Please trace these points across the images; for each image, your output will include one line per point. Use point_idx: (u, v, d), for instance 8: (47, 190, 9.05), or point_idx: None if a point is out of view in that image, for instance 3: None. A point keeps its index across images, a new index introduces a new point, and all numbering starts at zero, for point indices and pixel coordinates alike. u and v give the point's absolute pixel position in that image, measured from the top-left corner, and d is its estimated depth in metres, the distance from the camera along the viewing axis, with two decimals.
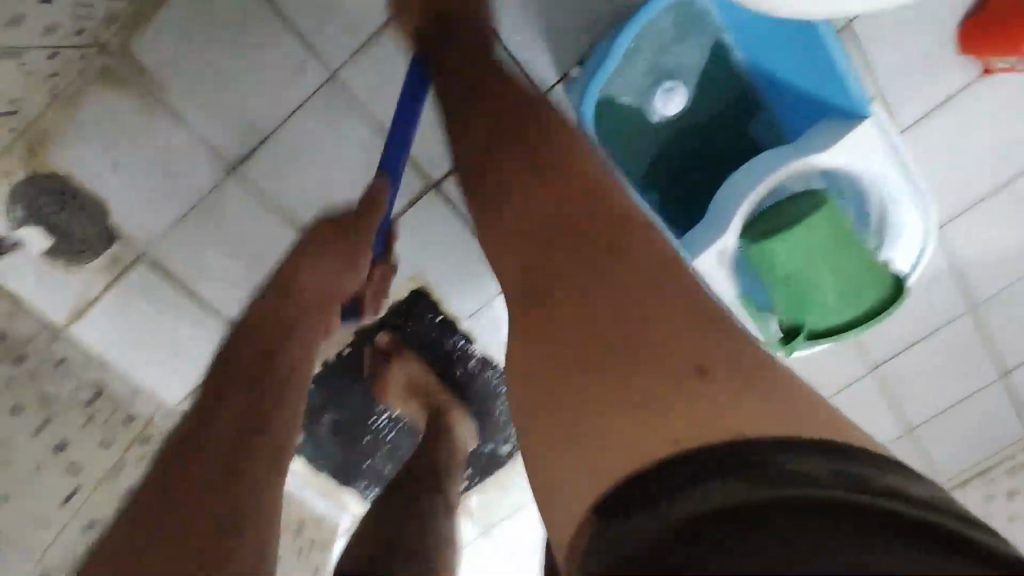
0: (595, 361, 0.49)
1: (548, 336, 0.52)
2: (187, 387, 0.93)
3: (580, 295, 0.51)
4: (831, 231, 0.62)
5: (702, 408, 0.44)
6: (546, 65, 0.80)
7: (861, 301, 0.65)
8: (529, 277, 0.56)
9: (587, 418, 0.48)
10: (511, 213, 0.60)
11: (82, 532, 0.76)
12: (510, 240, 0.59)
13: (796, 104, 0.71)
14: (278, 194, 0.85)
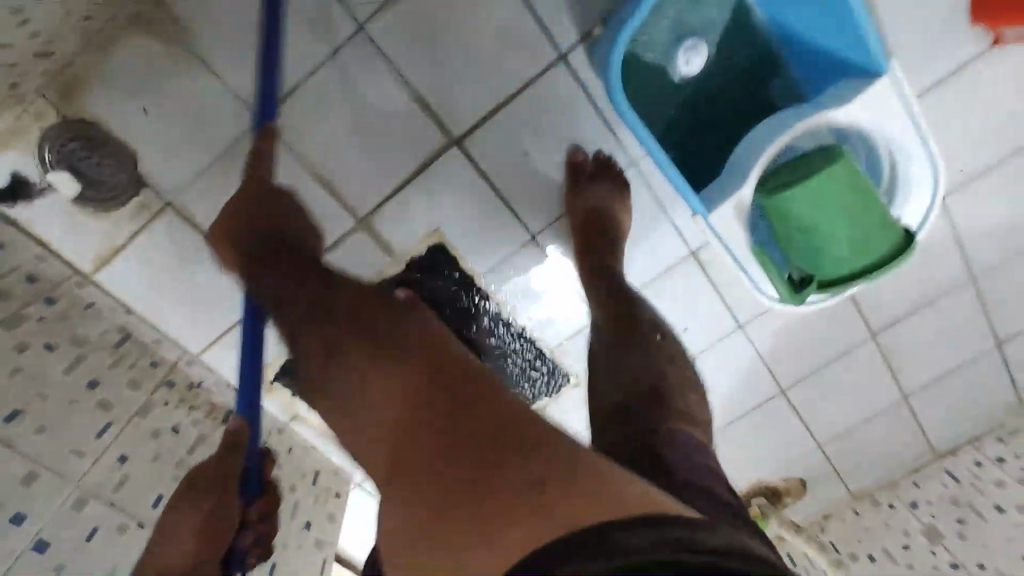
0: (471, 492, 0.55)
1: (453, 487, 0.56)
2: (209, 336, 0.96)
3: (451, 495, 0.56)
4: (847, 182, 0.64)
5: (551, 512, 0.51)
6: (569, 23, 0.81)
7: (872, 253, 0.67)
8: (404, 523, 0.58)
9: (475, 531, 0.53)
10: (404, 467, 0.60)
11: (116, 465, 0.77)
12: (376, 442, 0.65)
13: (817, 62, 0.72)
14: (302, 146, 0.86)
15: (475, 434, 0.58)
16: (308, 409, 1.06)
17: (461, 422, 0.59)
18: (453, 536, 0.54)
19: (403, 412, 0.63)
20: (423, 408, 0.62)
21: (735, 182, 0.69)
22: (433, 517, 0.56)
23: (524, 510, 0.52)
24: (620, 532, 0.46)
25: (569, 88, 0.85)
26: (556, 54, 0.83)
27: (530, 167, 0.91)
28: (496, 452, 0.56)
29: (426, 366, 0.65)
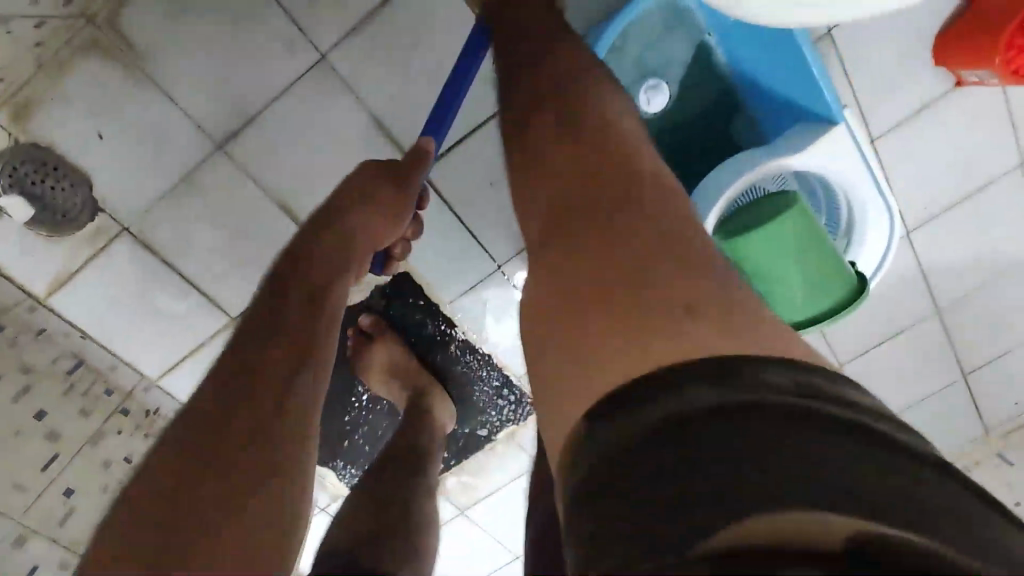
0: (640, 392, 0.52)
1: (629, 271, 0.44)
2: (167, 361, 0.94)
3: (601, 381, 0.54)
4: (797, 228, 0.64)
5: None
6: None
7: (825, 299, 0.67)
8: (553, 415, 0.61)
9: (608, 334, 0.42)
10: (566, 252, 0.49)
11: (62, 498, 0.77)
12: (536, 221, 0.56)
13: (776, 107, 0.72)
14: (264, 173, 0.85)
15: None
16: None
17: (618, 305, 0.64)
18: (596, 297, 0.45)
19: (596, 282, 0.70)
20: (596, 284, 0.70)
21: None
22: (584, 396, 0.57)
23: (686, 385, 0.46)
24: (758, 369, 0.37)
25: None
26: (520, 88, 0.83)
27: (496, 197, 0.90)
28: (648, 281, 0.44)
29: (605, 259, 0.46)
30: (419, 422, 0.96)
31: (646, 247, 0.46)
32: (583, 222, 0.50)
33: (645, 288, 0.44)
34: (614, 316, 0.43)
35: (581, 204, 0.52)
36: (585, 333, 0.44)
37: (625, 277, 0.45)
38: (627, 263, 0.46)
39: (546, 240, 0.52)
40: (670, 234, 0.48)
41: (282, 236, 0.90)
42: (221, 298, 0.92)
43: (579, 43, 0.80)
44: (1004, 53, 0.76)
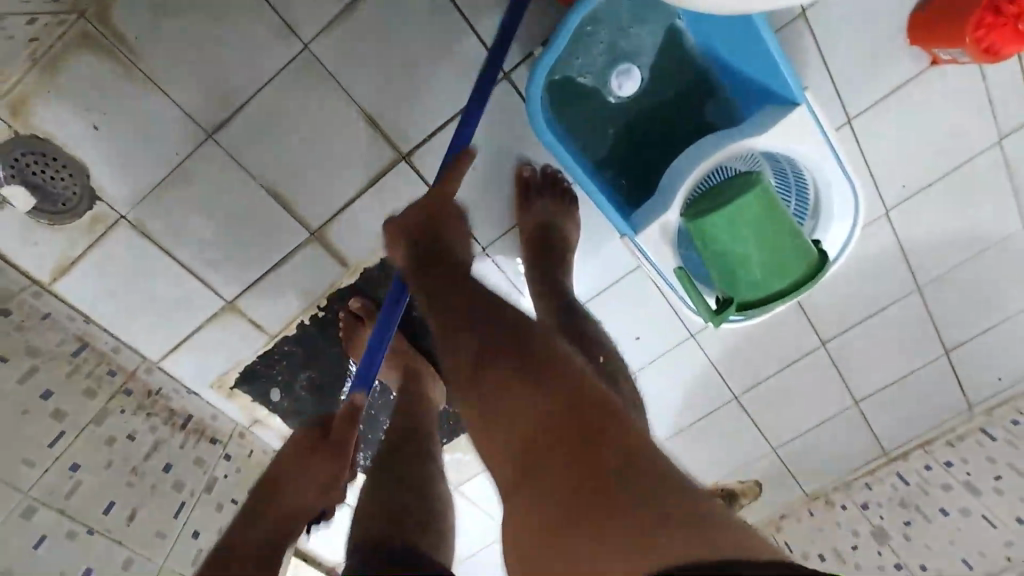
0: (607, 520, 0.59)
1: (579, 500, 0.61)
2: (167, 343, 0.99)
3: (580, 461, 0.62)
4: (761, 210, 0.65)
5: (679, 541, 0.56)
6: (510, 43, 0.83)
7: (787, 277, 0.69)
8: (530, 547, 0.64)
9: (574, 531, 0.60)
10: (532, 484, 0.64)
11: (67, 474, 0.79)
12: (494, 446, 0.69)
13: (743, 89, 0.74)
14: (253, 161, 0.88)
15: (621, 476, 0.61)
16: (270, 413, 1.10)
17: (586, 469, 0.62)
18: (569, 547, 0.60)
19: (552, 419, 0.65)
20: (562, 445, 0.64)
21: (660, 204, 0.71)
22: (551, 525, 0.62)
23: (637, 542, 0.57)
24: (763, 574, 0.50)
25: (513, 107, 0.87)
26: (499, 74, 0.84)
27: (479, 181, 0.93)
28: (593, 477, 0.61)
29: (571, 437, 0.64)
30: (411, 402, 0.98)
31: (604, 488, 0.60)
32: (548, 453, 0.64)
33: (583, 466, 0.62)
34: (551, 489, 0.63)
35: (541, 428, 0.65)
36: (559, 524, 0.61)
37: (607, 507, 0.59)
38: (585, 486, 0.61)
39: (508, 468, 0.68)
40: (591, 435, 0.64)
41: (273, 223, 0.93)
42: (216, 283, 0.96)
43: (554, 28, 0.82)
44: (973, 31, 0.77)
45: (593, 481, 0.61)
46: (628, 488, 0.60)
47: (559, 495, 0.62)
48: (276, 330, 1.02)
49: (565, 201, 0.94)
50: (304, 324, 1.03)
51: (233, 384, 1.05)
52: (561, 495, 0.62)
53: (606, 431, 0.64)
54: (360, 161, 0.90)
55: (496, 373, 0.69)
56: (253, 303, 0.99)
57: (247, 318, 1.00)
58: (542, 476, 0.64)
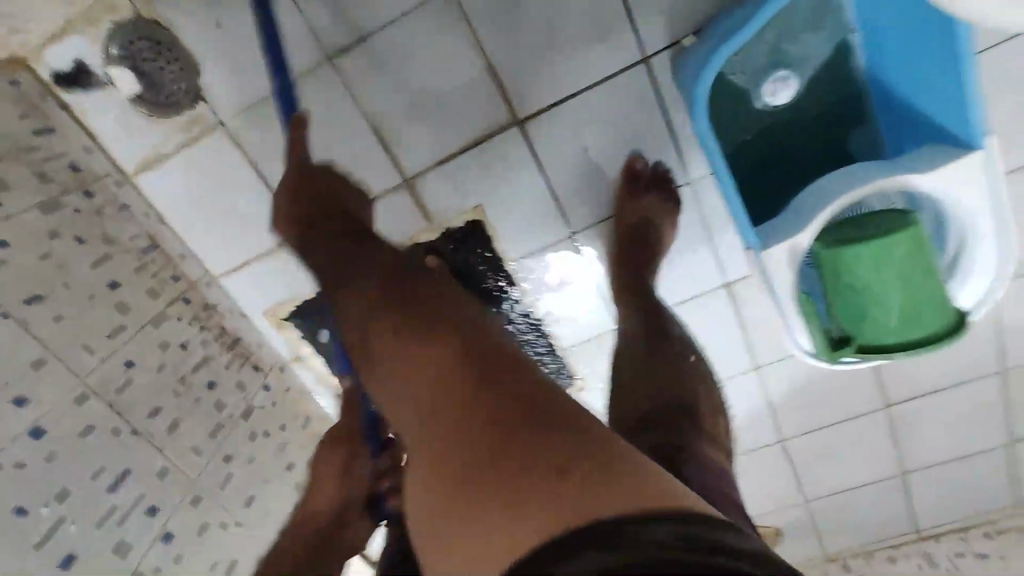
0: (501, 450, 0.53)
1: (491, 445, 0.54)
2: (234, 260, 0.97)
3: (487, 416, 0.56)
4: (904, 252, 0.61)
5: (569, 494, 0.48)
6: (660, 26, 0.78)
7: (918, 327, 0.64)
8: (446, 465, 0.56)
9: (484, 495, 0.52)
10: (432, 442, 0.58)
11: (121, 369, 0.76)
12: (405, 421, 0.63)
13: (911, 121, 0.68)
14: (363, 94, 0.84)
15: (513, 416, 0.55)
16: (314, 352, 1.07)
17: (481, 393, 0.57)
18: (471, 501, 0.53)
19: (467, 368, 0.59)
20: (451, 395, 0.59)
21: (797, 223, 0.66)
22: (455, 473, 0.55)
23: (517, 513, 0.49)
24: (640, 529, 0.44)
25: (643, 94, 0.83)
26: (638, 56, 0.80)
27: (588, 161, 0.89)
28: (495, 412, 0.56)
29: (457, 371, 0.60)
30: None
31: (500, 428, 0.54)
32: (458, 412, 0.58)
33: (490, 404, 0.56)
34: (452, 418, 0.58)
35: (457, 365, 0.60)
36: (474, 486, 0.53)
37: (506, 440, 0.53)
38: (477, 427, 0.56)
39: (423, 458, 0.59)
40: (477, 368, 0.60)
41: (366, 161, 0.89)
42: None
43: (710, 20, 0.77)
44: None
45: (481, 399, 0.57)
46: (541, 426, 0.54)
47: (451, 428, 0.57)
48: None
49: (670, 202, 0.89)
50: None
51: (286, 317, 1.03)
52: (452, 426, 0.57)
53: (509, 375, 0.59)
54: (471, 116, 0.86)
55: (408, 330, 0.65)
56: None
57: None
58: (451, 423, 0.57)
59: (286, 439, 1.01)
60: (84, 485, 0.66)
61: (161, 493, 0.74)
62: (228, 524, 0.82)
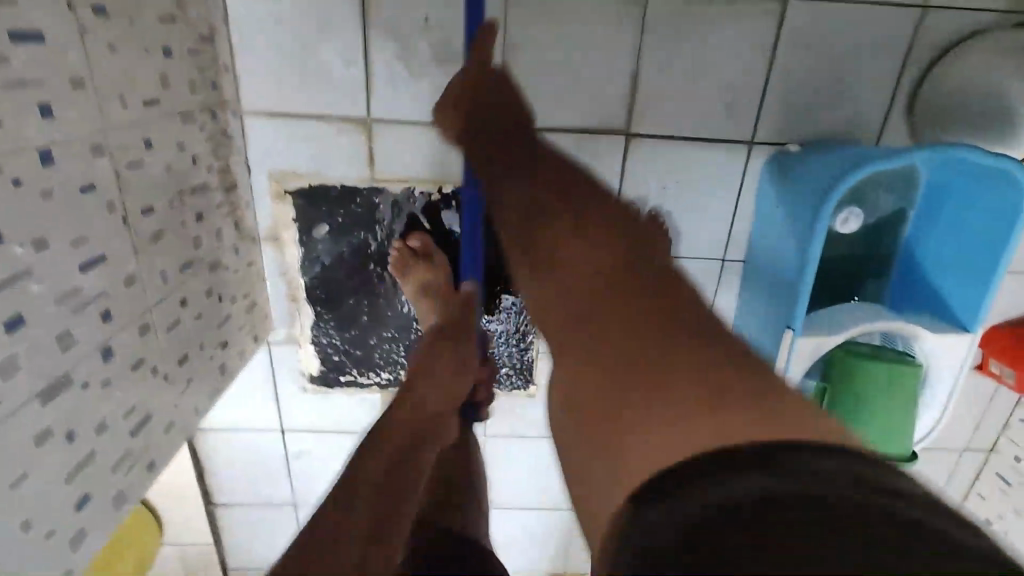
0: (650, 397, 0.53)
1: (650, 369, 0.54)
2: (277, 105, 0.86)
3: (611, 332, 0.59)
4: (887, 374, 0.76)
5: (728, 415, 0.48)
6: (775, 125, 0.90)
7: (889, 442, 0.78)
8: (589, 400, 0.59)
9: (627, 399, 0.54)
10: (590, 349, 0.61)
11: (140, 145, 0.62)
12: (566, 335, 0.65)
13: (920, 291, 0.85)
14: (511, 28, 0.83)
15: (678, 362, 0.54)
16: (295, 241, 0.95)
17: (621, 295, 0.61)
18: (621, 423, 0.54)
19: (611, 286, 0.62)
20: (616, 288, 0.62)
21: (830, 328, 0.79)
22: (613, 420, 0.55)
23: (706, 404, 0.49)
24: (797, 458, 0.42)
25: (731, 169, 0.93)
26: (747, 137, 0.90)
27: (659, 198, 0.95)
28: (645, 329, 0.57)
29: (635, 303, 0.60)
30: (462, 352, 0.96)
31: (664, 355, 0.54)
32: (612, 347, 0.59)
33: (653, 338, 0.56)
34: (595, 308, 0.62)
35: (644, 300, 0.60)
36: (623, 406, 0.54)
37: (663, 356, 0.55)
38: (627, 348, 0.57)
39: (568, 366, 0.63)
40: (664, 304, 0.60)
41: None
42: (376, 91, 0.86)
43: (812, 142, 0.90)
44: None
45: (648, 330, 0.57)
46: (672, 342, 0.55)
47: (591, 343, 0.61)
48: (378, 175, 0.92)
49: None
50: (412, 191, 0.93)
51: (290, 191, 0.92)
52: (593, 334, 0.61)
53: (636, 292, 0.61)
54: (592, 105, 0.88)
55: (565, 235, 0.68)
56: (386, 138, 0.89)
57: (367, 145, 0.89)
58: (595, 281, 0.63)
59: (231, 314, 0.86)
60: (62, 247, 0.51)
61: (121, 301, 0.60)
62: (159, 372, 0.68)
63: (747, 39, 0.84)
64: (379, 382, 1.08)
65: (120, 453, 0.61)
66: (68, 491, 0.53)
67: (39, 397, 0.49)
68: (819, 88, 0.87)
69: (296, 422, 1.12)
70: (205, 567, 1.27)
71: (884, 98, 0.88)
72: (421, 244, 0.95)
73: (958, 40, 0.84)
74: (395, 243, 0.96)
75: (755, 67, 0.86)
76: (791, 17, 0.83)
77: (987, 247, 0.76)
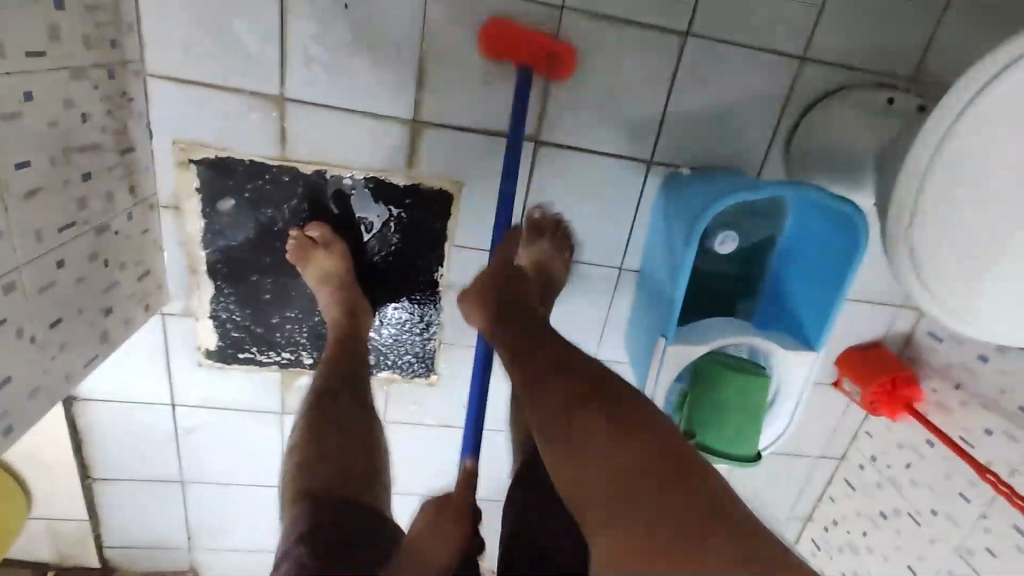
0: (677, 539, 0.60)
1: (679, 521, 0.61)
2: (184, 72, 0.84)
3: (643, 478, 0.64)
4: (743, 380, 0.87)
5: (761, 568, 0.59)
6: (671, 148, 0.97)
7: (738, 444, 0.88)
8: (609, 555, 0.63)
9: (659, 559, 0.60)
10: (614, 516, 0.64)
11: (18, 99, 0.60)
12: (579, 491, 0.68)
13: (782, 310, 0.95)
14: (432, 27, 0.85)
15: (700, 514, 0.62)
16: (198, 212, 0.93)
17: (641, 454, 0.66)
18: (659, 568, 0.60)
19: (632, 443, 0.67)
20: (608, 420, 0.68)
21: (699, 337, 0.87)
22: (631, 562, 0.61)
23: (677, 559, 0.60)
24: None
25: (631, 184, 1.00)
26: (646, 156, 0.98)
27: (564, 205, 1.01)
28: (672, 484, 0.64)
29: (641, 456, 0.66)
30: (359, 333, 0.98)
31: (686, 513, 0.62)
32: (650, 507, 0.62)
33: (681, 502, 0.63)
34: (611, 452, 0.66)
35: (649, 456, 0.66)
36: (663, 564, 0.60)
37: (688, 513, 0.62)
38: (649, 501, 0.63)
39: (585, 506, 0.67)
40: (673, 466, 0.66)
41: (393, 81, 0.88)
42: (292, 71, 0.86)
43: (704, 167, 0.99)
44: (874, 387, 1.10)
45: (668, 489, 0.63)
46: (695, 496, 0.63)
47: (621, 531, 0.63)
48: (290, 155, 0.92)
49: (566, 249, 1.01)
50: (323, 174, 0.93)
51: (195, 160, 0.90)
52: (629, 529, 0.62)
53: (647, 435, 0.67)
54: (504, 110, 0.92)
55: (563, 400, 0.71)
56: (300, 119, 0.89)
57: (279, 123, 0.89)
58: (587, 453, 0.67)
59: (118, 282, 0.84)
60: None
61: None
62: (27, 336, 0.66)
63: (651, 67, 0.91)
64: (279, 361, 1.08)
65: None
66: None
67: None
68: (712, 119, 0.96)
69: (188, 397, 1.10)
70: (80, 542, 1.22)
71: (766, 135, 0.97)
72: (321, 234, 0.96)
73: (829, 92, 0.94)
74: (295, 232, 0.96)
75: (655, 93, 0.93)
76: (689, 52, 0.90)
77: (833, 276, 0.86)
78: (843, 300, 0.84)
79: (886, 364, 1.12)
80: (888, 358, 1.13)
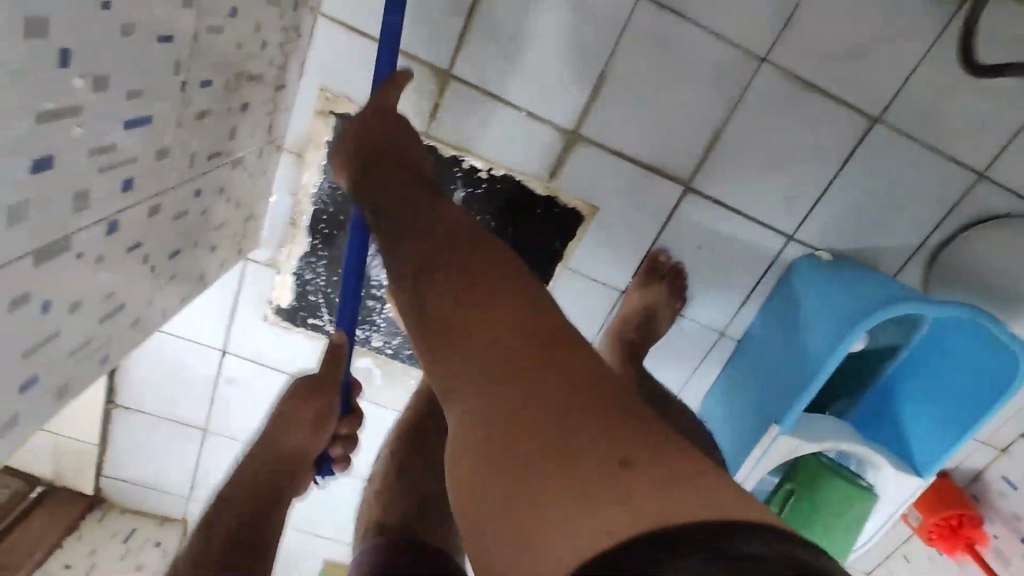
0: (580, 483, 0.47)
1: (587, 470, 0.47)
2: (357, 20, 0.78)
3: (562, 408, 0.52)
4: (839, 495, 0.85)
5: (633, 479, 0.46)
6: (818, 228, 0.92)
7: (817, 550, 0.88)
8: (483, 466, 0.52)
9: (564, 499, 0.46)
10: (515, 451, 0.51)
11: (226, 10, 0.54)
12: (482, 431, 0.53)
13: (886, 423, 0.91)
14: (625, 43, 0.80)
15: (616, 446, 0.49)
16: (320, 166, 0.87)
17: (568, 399, 0.52)
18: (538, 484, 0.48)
19: (562, 374, 0.54)
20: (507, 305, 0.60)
21: (807, 435, 0.85)
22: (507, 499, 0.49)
23: (639, 502, 0.44)
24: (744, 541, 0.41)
25: (766, 254, 0.94)
26: (790, 231, 0.93)
27: (690, 256, 0.95)
28: (606, 430, 0.50)
29: (587, 398, 0.52)
30: None
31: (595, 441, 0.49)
32: (576, 455, 0.48)
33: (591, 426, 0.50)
34: (543, 387, 0.53)
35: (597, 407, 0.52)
36: (540, 503, 0.47)
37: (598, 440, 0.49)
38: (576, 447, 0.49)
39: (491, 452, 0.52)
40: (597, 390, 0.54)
41: (566, 87, 0.83)
42: (467, 49, 0.80)
43: (843, 256, 0.94)
44: (939, 517, 1.05)
45: (584, 414, 0.51)
46: (593, 409, 0.51)
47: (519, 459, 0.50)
48: (433, 134, 0.86)
49: (679, 300, 0.96)
50: (460, 161, 0.87)
51: (336, 113, 0.84)
52: (519, 441, 0.51)
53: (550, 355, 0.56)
54: (665, 145, 0.87)
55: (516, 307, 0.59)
56: (456, 99, 0.84)
57: (435, 98, 0.83)
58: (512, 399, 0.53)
59: (230, 219, 0.77)
60: (117, 96, 0.43)
61: (147, 172, 0.51)
62: (149, 261, 0.59)
63: (828, 143, 0.87)
64: None
65: (81, 339, 0.52)
66: (22, 367, 0.44)
67: (33, 256, 0.40)
68: (868, 210, 0.91)
69: (241, 348, 1.03)
70: (81, 462, 1.14)
71: (913, 242, 0.93)
72: None
73: (994, 216, 0.90)
74: None
75: (822, 169, 0.88)
76: (870, 138, 0.86)
77: (960, 415, 0.81)
78: (969, 440, 0.79)
79: (954, 498, 1.07)
80: (957, 492, 1.08)
